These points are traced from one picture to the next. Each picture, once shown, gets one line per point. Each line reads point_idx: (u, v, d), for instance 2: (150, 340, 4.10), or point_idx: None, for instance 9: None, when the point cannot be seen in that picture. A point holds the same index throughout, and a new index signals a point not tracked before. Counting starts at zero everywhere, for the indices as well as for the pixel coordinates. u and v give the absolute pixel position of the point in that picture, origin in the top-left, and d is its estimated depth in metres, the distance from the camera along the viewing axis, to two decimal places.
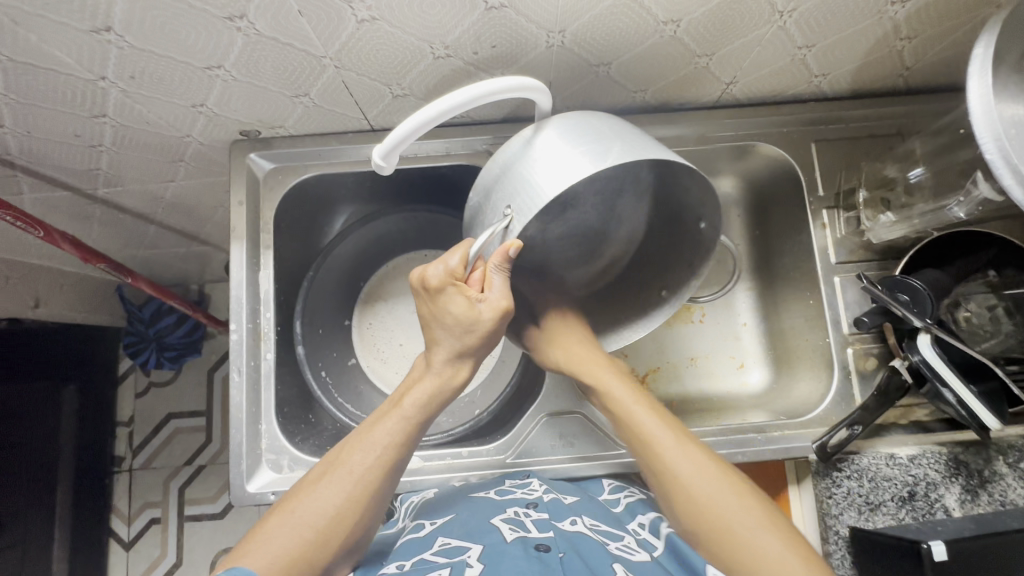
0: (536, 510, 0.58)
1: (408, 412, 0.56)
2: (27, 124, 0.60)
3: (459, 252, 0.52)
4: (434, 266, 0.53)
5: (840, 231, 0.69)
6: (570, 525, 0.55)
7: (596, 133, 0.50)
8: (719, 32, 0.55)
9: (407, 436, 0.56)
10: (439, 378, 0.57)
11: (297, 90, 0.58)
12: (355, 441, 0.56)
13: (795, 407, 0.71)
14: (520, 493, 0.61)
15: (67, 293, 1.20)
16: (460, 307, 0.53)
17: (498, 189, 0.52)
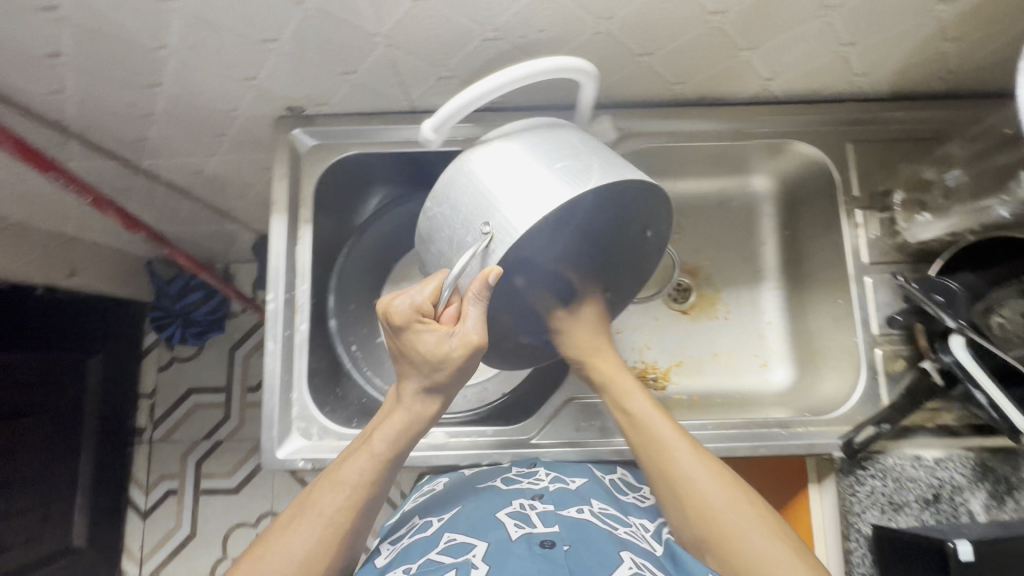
0: (542, 502, 0.57)
1: (379, 450, 0.55)
2: (86, 91, 0.62)
3: (428, 287, 0.52)
4: (400, 302, 0.52)
5: (874, 232, 0.69)
6: (576, 514, 0.55)
7: (571, 159, 0.52)
8: (764, 25, 0.56)
9: (379, 472, 0.55)
10: (411, 413, 0.56)
11: (346, 67, 0.60)
12: (329, 478, 0.55)
13: (820, 407, 0.71)
14: (526, 483, 0.61)
15: (101, 264, 1.23)
16: (427, 341, 0.51)
17: (473, 207, 0.53)
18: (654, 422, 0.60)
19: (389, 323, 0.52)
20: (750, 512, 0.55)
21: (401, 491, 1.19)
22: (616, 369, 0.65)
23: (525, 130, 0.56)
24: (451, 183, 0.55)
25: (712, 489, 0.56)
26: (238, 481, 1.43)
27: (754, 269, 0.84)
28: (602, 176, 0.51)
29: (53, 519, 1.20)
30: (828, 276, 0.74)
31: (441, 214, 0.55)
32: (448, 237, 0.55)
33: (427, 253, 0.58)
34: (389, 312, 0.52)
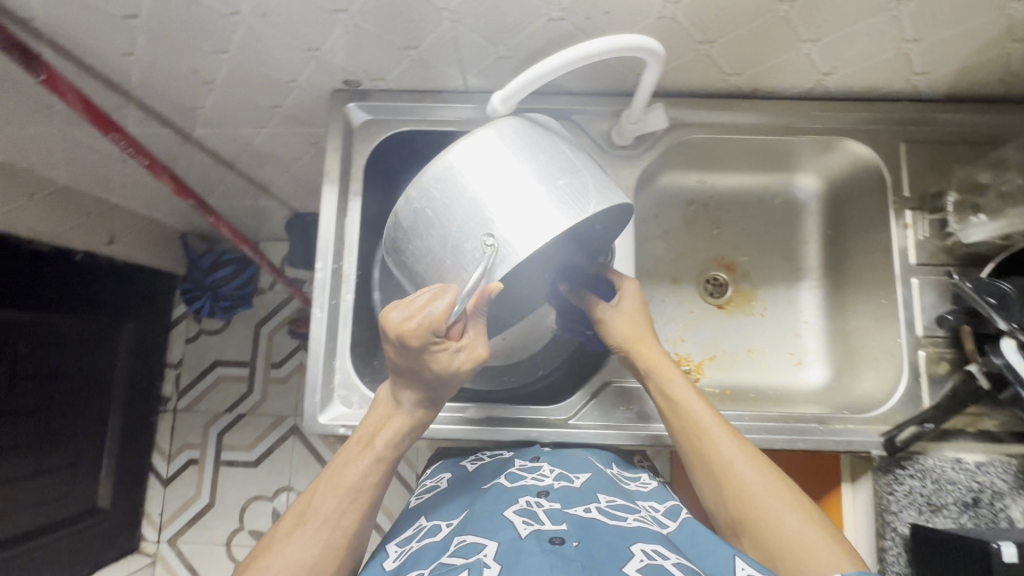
0: (548, 499, 0.56)
1: (381, 451, 0.58)
2: (154, 54, 0.64)
3: (440, 305, 0.51)
4: (415, 320, 0.51)
5: (923, 233, 0.68)
6: (583, 511, 0.54)
7: (572, 181, 0.55)
8: (832, 16, 0.56)
9: (380, 473, 0.58)
10: (409, 415, 0.59)
11: (409, 41, 0.61)
12: (329, 481, 0.57)
13: (857, 406, 0.71)
14: (532, 480, 0.61)
15: (139, 233, 1.25)
16: (439, 358, 0.53)
17: (476, 215, 0.54)
18: (695, 408, 0.61)
19: (404, 339, 0.51)
20: (782, 493, 0.56)
21: (415, 474, 1.24)
22: (660, 355, 0.65)
23: (521, 132, 0.57)
24: (447, 181, 0.55)
25: (748, 473, 0.57)
26: (258, 454, 1.43)
27: (793, 267, 0.84)
28: (598, 202, 0.54)
29: (81, 479, 1.22)
30: (871, 276, 0.74)
31: (434, 212, 0.56)
32: (440, 236, 0.56)
33: (411, 243, 0.58)
34: (402, 330, 0.51)
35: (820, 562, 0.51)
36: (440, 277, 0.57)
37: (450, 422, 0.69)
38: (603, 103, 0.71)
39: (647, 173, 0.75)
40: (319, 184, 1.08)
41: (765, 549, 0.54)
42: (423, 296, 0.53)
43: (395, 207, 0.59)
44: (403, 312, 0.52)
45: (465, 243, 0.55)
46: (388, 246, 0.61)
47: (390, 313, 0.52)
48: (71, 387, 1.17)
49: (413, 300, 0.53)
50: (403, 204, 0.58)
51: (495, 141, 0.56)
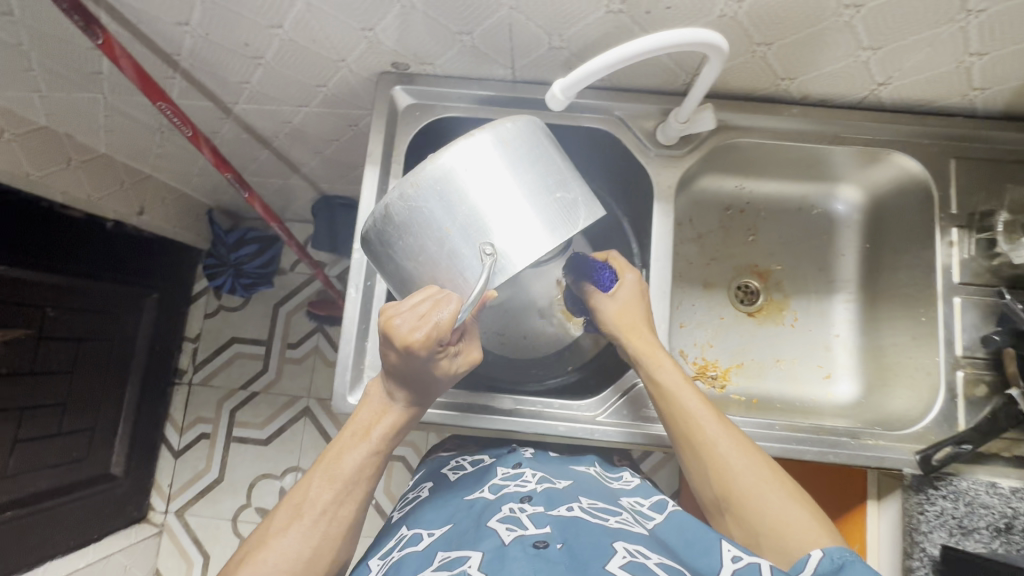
0: (532, 504, 0.57)
1: (377, 444, 0.58)
2: (209, 24, 0.64)
3: (447, 313, 0.50)
4: (423, 332, 0.50)
5: (967, 252, 0.67)
6: (565, 511, 0.54)
7: (562, 197, 0.55)
8: (897, 24, 0.55)
9: (374, 465, 0.58)
10: (404, 411, 0.59)
11: (463, 27, 0.61)
12: (323, 473, 0.56)
13: (889, 422, 0.69)
14: (515, 487, 0.62)
15: (168, 206, 1.26)
16: (440, 361, 0.55)
17: (473, 223, 0.52)
18: (684, 395, 0.60)
19: (412, 349, 0.51)
20: (764, 473, 0.56)
21: None
22: (650, 343, 0.63)
23: (518, 137, 0.55)
24: (447, 182, 0.52)
25: (733, 457, 0.57)
26: (269, 433, 1.43)
27: (828, 279, 0.83)
28: (591, 215, 0.56)
29: (97, 444, 1.23)
30: (910, 292, 0.73)
31: (431, 212, 0.52)
32: (436, 238, 0.53)
33: (400, 241, 0.54)
34: (411, 341, 0.50)
35: (801, 538, 0.52)
36: (432, 279, 0.55)
37: (477, 411, 0.68)
38: (650, 101, 0.70)
39: (688, 175, 0.74)
40: (351, 168, 1.08)
41: (749, 528, 0.55)
42: (424, 301, 0.52)
43: (383, 201, 0.53)
44: (409, 322, 0.51)
45: (465, 249, 0.53)
46: (369, 239, 0.56)
47: (394, 323, 0.51)
48: (95, 352, 1.18)
49: (415, 307, 0.52)
50: (394, 199, 0.53)
51: (492, 145, 0.53)
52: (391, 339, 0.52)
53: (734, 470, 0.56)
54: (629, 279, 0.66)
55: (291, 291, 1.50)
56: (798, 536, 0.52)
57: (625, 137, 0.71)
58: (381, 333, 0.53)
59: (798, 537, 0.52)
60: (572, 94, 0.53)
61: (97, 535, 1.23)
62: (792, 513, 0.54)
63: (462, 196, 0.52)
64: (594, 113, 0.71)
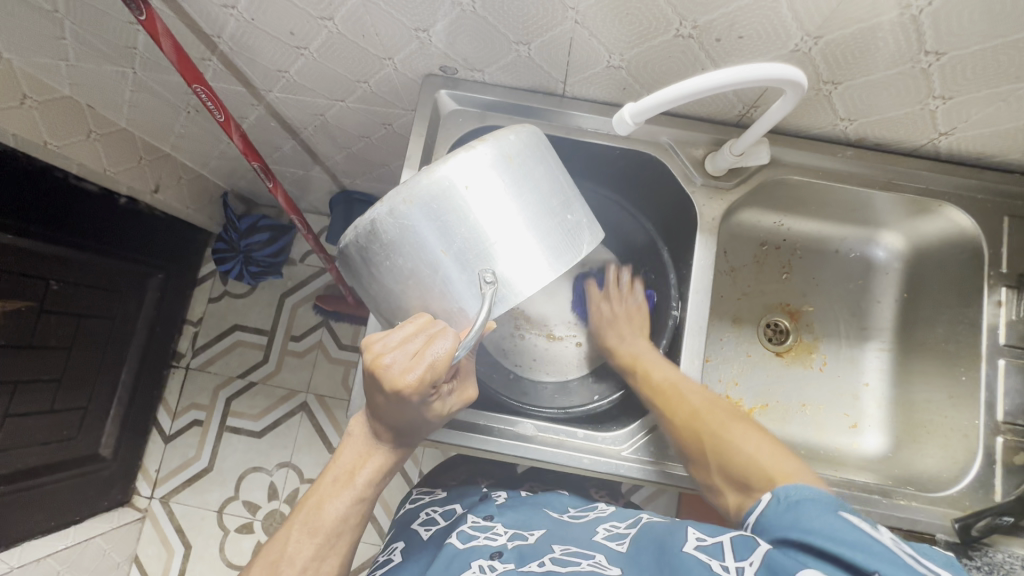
0: (502, 561, 0.53)
1: (362, 491, 0.54)
2: (255, 10, 0.62)
3: (443, 350, 0.48)
4: (417, 374, 0.47)
5: (1015, 313, 0.65)
6: (535, 566, 0.51)
7: (563, 221, 0.53)
8: (977, 75, 0.52)
9: (359, 513, 0.55)
10: (390, 451, 0.55)
11: (522, 37, 0.58)
12: (303, 525, 0.52)
13: (921, 483, 0.67)
14: (486, 541, 0.58)
15: (184, 188, 1.23)
16: (432, 402, 0.53)
17: (472, 249, 0.49)
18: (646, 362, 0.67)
19: (404, 393, 0.47)
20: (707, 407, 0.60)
21: (418, 470, 1.20)
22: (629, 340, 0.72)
23: (523, 153, 0.51)
24: (445, 200, 0.48)
25: (685, 401, 0.61)
26: (264, 425, 1.39)
27: (861, 326, 0.80)
28: (592, 240, 0.55)
29: (87, 425, 1.19)
30: (949, 349, 0.71)
31: (424, 233, 0.49)
32: (429, 261, 0.50)
33: (388, 259, 0.50)
34: (404, 385, 0.47)
35: (740, 457, 0.54)
36: (423, 306, 0.52)
37: (498, 433, 0.65)
38: (702, 128, 0.68)
39: (732, 209, 0.72)
40: (375, 165, 1.06)
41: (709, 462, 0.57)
42: (416, 337, 0.49)
43: (371, 218, 0.49)
44: (399, 362, 0.48)
45: (460, 276, 0.50)
46: (353, 255, 0.52)
47: (384, 363, 0.48)
48: (95, 330, 1.14)
49: (405, 344, 0.49)
50: (384, 215, 0.48)
51: (493, 163, 0.49)
52: (378, 380, 0.48)
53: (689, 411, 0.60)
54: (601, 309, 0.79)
55: (299, 283, 1.47)
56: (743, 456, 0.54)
57: (671, 162, 0.69)
58: (368, 374, 0.49)
59: (744, 460, 0.54)
60: (641, 122, 0.51)
61: (77, 516, 1.19)
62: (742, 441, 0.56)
63: (459, 216, 0.48)
64: (643, 137, 0.68)
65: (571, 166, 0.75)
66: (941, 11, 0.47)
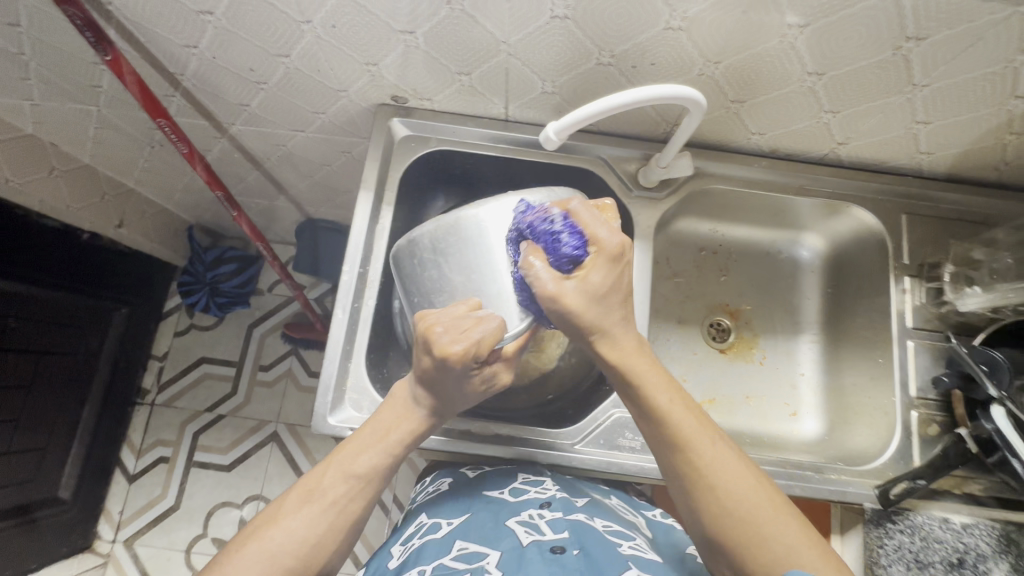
0: (551, 510, 0.59)
1: (394, 448, 0.57)
2: (216, 50, 0.67)
3: (490, 331, 0.52)
4: (463, 345, 0.50)
5: (919, 299, 0.73)
6: (583, 518, 0.58)
7: None
8: (855, 92, 0.61)
9: (389, 467, 0.57)
10: (426, 420, 0.58)
11: (463, 68, 0.65)
12: (339, 465, 0.56)
13: (851, 458, 0.73)
14: (534, 493, 0.63)
15: (147, 222, 1.25)
16: (472, 378, 0.55)
17: None
18: (669, 409, 0.54)
19: (449, 361, 0.51)
20: (746, 484, 0.53)
21: (391, 492, 1.22)
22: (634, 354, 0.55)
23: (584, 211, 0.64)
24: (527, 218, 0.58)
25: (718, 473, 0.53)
26: (233, 458, 1.37)
27: (793, 321, 0.87)
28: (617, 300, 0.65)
29: (47, 466, 1.16)
30: (867, 336, 0.78)
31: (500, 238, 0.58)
32: (496, 260, 0.57)
33: (460, 253, 0.58)
34: (449, 354, 0.50)
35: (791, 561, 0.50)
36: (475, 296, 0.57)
37: (458, 434, 0.68)
38: (633, 146, 0.75)
39: (667, 217, 0.79)
40: (338, 193, 1.10)
41: (736, 559, 0.52)
42: (466, 316, 0.53)
43: (460, 213, 0.58)
44: (448, 334, 0.51)
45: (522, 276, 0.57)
46: (427, 243, 0.59)
47: (435, 332, 0.51)
48: (56, 367, 1.13)
49: (456, 320, 0.53)
50: (473, 214, 0.58)
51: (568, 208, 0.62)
52: (429, 345, 0.52)
53: (715, 482, 0.53)
54: (598, 275, 0.51)
55: (267, 312, 1.48)
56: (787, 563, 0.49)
57: (608, 177, 0.75)
58: (420, 339, 0.53)
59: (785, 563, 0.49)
60: (564, 137, 0.58)
61: (35, 565, 1.15)
62: (785, 535, 0.51)
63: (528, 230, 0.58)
64: (582, 155, 0.75)
65: (520, 185, 0.81)
66: (813, 37, 0.54)
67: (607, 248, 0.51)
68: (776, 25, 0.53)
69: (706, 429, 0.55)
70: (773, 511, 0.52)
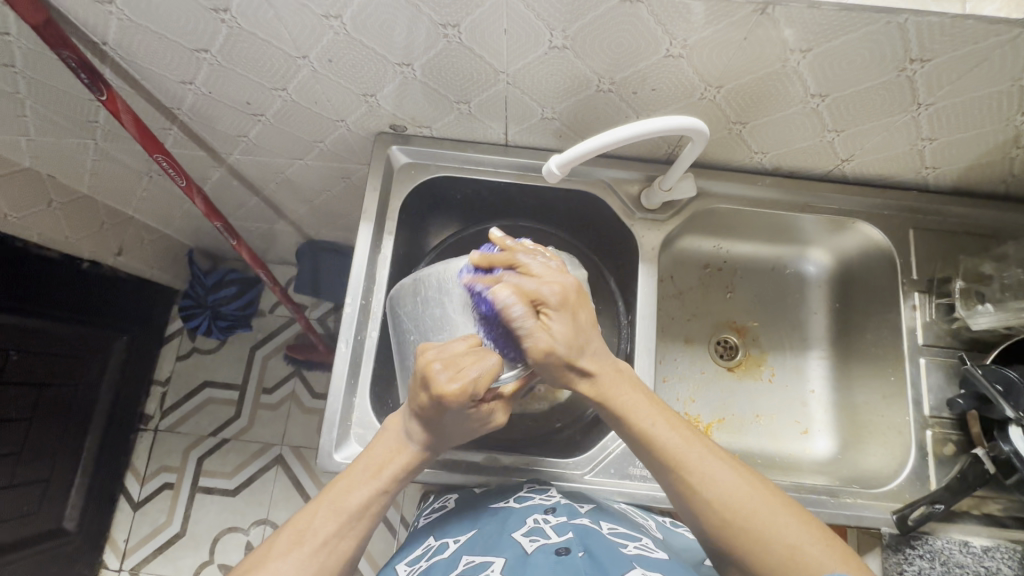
0: (555, 515, 0.58)
1: (388, 483, 0.55)
2: (212, 85, 0.66)
3: (488, 369, 0.52)
4: (460, 383, 0.51)
5: (929, 315, 0.72)
6: (588, 522, 0.57)
7: None
8: (858, 113, 0.60)
9: (382, 504, 0.55)
10: (420, 453, 0.57)
11: (461, 97, 0.64)
12: (330, 503, 0.54)
13: (865, 480, 0.71)
14: (538, 499, 0.61)
15: (147, 248, 1.24)
16: (471, 414, 0.55)
17: None
18: (652, 429, 0.54)
19: (445, 401, 0.51)
20: (744, 487, 0.50)
21: (399, 514, 1.20)
22: (613, 381, 0.55)
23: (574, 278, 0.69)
24: None
25: (714, 480, 0.51)
26: (238, 483, 1.36)
27: (802, 337, 0.86)
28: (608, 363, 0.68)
29: (50, 497, 1.15)
30: (877, 353, 0.77)
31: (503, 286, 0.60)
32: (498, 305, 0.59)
33: (463, 294, 0.59)
34: (448, 393, 0.50)
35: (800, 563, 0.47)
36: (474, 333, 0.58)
37: (466, 466, 0.67)
38: (635, 168, 0.74)
39: (671, 237, 0.78)
40: (338, 216, 1.09)
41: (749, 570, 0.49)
42: (466, 353, 0.54)
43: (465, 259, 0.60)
44: (447, 371, 0.51)
45: None
46: (430, 282, 0.60)
47: (433, 370, 0.51)
48: (58, 399, 1.12)
49: (456, 356, 0.53)
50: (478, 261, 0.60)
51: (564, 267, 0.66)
52: (426, 383, 0.52)
53: (712, 491, 0.50)
54: (555, 326, 0.54)
55: (269, 334, 1.47)
56: (796, 566, 0.47)
57: (611, 200, 0.74)
58: (416, 376, 0.53)
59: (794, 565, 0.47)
60: (567, 171, 0.58)
61: None
62: (791, 535, 0.48)
63: None
64: (584, 178, 0.75)
65: (523, 209, 0.80)
66: (816, 60, 0.54)
67: (552, 301, 0.54)
68: (777, 51, 0.53)
69: (693, 439, 0.54)
70: (775, 512, 0.49)
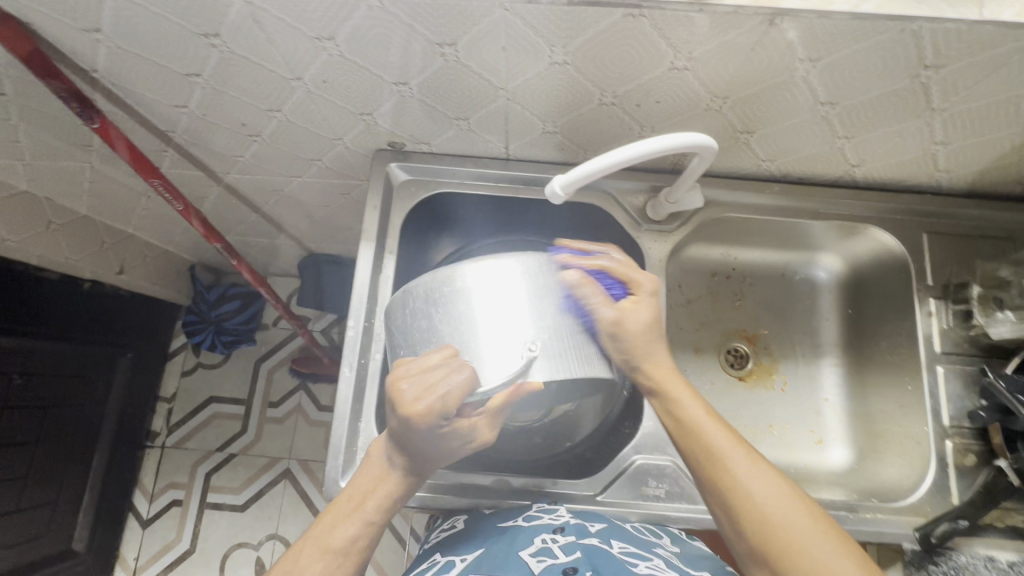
0: (564, 535, 0.56)
1: (373, 515, 0.54)
2: (206, 107, 0.65)
3: (458, 384, 0.49)
4: (428, 403, 0.48)
5: (946, 322, 0.70)
6: (597, 542, 0.55)
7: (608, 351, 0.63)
8: (869, 120, 0.58)
9: (369, 537, 0.54)
10: (402, 479, 0.55)
11: (460, 113, 0.63)
12: (317, 541, 0.53)
13: (884, 493, 0.69)
14: (547, 518, 0.60)
15: (148, 265, 1.22)
16: (447, 433, 0.52)
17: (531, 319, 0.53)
18: (699, 419, 0.56)
19: (412, 421, 0.48)
20: (783, 496, 0.50)
21: (409, 528, 1.19)
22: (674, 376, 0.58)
23: None
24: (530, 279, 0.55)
25: (753, 483, 0.51)
26: (247, 498, 1.35)
27: (814, 344, 0.85)
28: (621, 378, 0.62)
29: (58, 518, 1.14)
30: (894, 360, 0.75)
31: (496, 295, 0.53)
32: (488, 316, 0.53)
33: (451, 305, 0.53)
34: (414, 413, 0.48)
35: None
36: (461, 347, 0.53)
37: (476, 489, 0.66)
38: (640, 178, 0.73)
39: (678, 247, 0.76)
40: (340, 229, 1.08)
41: None
42: (437, 367, 0.50)
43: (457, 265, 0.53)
44: (415, 391, 0.49)
45: (510, 335, 0.52)
46: (419, 291, 0.55)
47: (401, 389, 0.49)
48: (64, 421, 1.12)
49: (424, 373, 0.50)
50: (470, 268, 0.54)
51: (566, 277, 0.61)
52: (394, 404, 0.49)
53: (751, 492, 0.50)
54: (644, 309, 0.59)
55: (273, 348, 1.46)
56: None
57: (616, 213, 0.73)
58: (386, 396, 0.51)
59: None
60: (571, 191, 0.56)
61: None
62: (823, 551, 0.47)
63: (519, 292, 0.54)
64: (588, 189, 0.73)
65: (527, 222, 0.79)
66: (825, 70, 0.52)
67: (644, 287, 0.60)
68: (785, 61, 0.51)
69: (738, 439, 0.55)
70: (809, 527, 0.48)
